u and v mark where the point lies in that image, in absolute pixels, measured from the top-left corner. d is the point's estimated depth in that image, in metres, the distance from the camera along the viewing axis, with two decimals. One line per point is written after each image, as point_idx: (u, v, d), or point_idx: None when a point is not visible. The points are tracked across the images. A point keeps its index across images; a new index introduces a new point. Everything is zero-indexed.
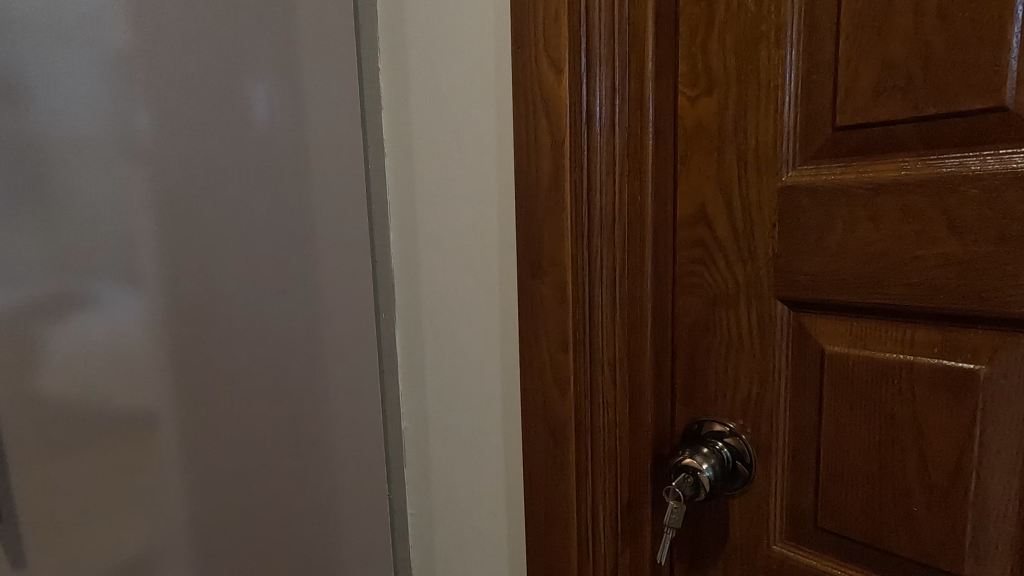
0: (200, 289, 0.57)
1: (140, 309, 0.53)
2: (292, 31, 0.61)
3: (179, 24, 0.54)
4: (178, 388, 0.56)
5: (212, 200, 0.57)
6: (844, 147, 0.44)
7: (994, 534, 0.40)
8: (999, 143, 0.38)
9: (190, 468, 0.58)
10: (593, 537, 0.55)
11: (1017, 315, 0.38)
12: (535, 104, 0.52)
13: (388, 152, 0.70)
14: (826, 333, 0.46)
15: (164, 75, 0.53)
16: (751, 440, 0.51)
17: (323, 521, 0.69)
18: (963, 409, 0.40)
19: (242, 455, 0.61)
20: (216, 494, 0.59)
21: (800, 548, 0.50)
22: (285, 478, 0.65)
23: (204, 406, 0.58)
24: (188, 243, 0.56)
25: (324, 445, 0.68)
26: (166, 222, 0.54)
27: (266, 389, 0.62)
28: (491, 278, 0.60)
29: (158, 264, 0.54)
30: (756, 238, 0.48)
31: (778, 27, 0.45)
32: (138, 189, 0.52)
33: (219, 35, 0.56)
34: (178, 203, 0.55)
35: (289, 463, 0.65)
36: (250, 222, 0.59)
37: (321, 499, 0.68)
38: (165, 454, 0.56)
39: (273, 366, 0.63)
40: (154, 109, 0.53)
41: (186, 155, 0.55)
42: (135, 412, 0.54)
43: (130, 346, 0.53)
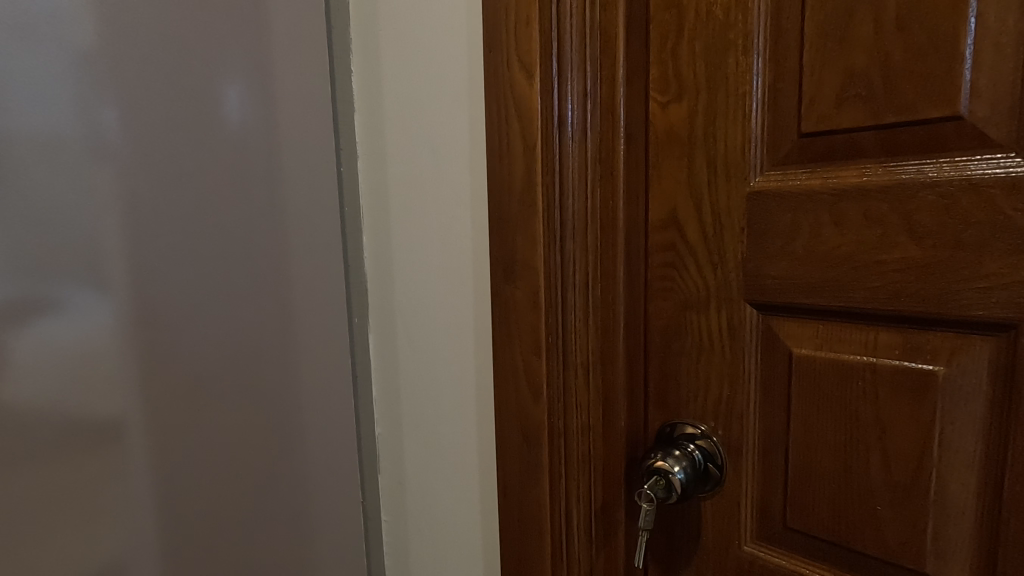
0: (168, 295, 0.55)
1: (103, 316, 0.52)
2: (263, 32, 0.60)
3: (145, 23, 0.52)
4: (146, 396, 0.54)
5: (180, 203, 0.55)
6: (809, 153, 0.45)
7: (954, 532, 0.41)
8: (955, 150, 0.39)
9: (158, 479, 0.56)
10: (567, 541, 0.55)
11: (973, 318, 0.39)
12: (507, 108, 0.52)
13: (361, 155, 0.69)
14: (794, 336, 0.47)
15: (129, 74, 0.52)
16: (722, 442, 0.52)
17: (296, 530, 0.67)
18: (923, 409, 0.41)
19: (211, 465, 0.59)
20: (186, 505, 0.58)
21: (770, 548, 0.51)
22: (256, 487, 0.63)
23: (171, 415, 0.56)
24: (155, 247, 0.54)
25: (296, 453, 0.67)
26: (133, 226, 0.53)
27: (237, 396, 0.61)
28: (464, 281, 0.59)
29: (125, 269, 0.52)
30: (726, 243, 0.49)
31: (746, 35, 0.46)
32: (101, 192, 0.51)
33: (187, 34, 0.55)
34: (143, 206, 0.53)
35: (261, 471, 0.64)
36: (219, 225, 0.58)
37: (293, 509, 0.67)
38: (130, 466, 0.54)
39: (243, 373, 0.61)
40: (120, 110, 0.51)
41: (151, 157, 0.53)
42: (98, 423, 0.52)
43: (96, 353, 0.51)
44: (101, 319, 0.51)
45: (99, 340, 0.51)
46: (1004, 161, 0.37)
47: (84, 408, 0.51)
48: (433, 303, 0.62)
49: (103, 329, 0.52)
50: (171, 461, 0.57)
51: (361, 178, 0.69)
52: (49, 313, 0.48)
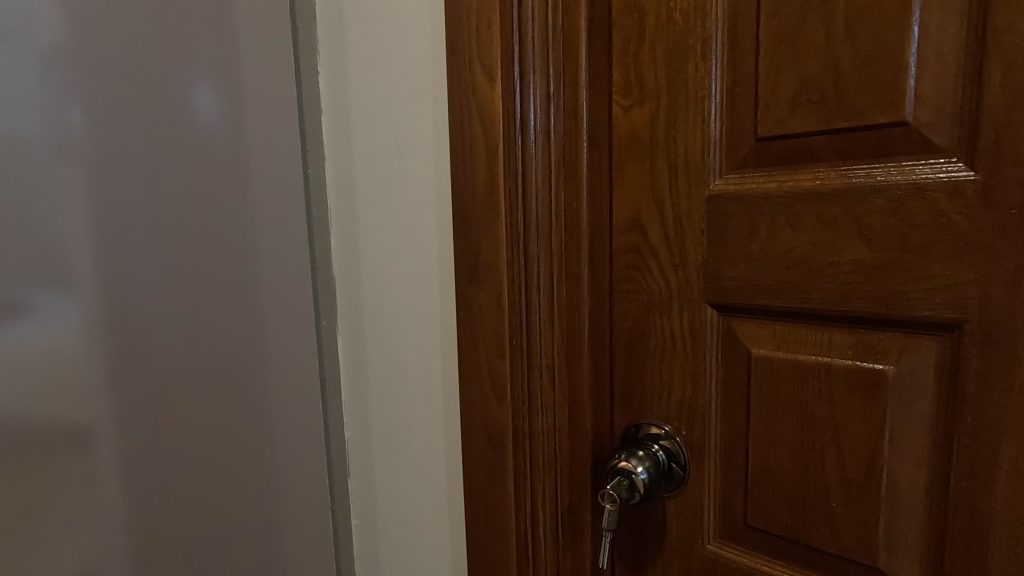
0: (137, 297, 0.54)
1: (70, 321, 0.51)
2: (229, 31, 0.59)
3: (106, 21, 0.51)
4: (115, 400, 0.54)
5: (149, 204, 0.55)
6: (765, 157, 0.45)
7: (904, 527, 0.42)
8: (901, 155, 0.40)
9: (128, 485, 0.55)
10: (533, 543, 0.55)
11: (920, 318, 0.40)
12: (471, 110, 0.52)
13: (329, 157, 0.68)
14: (753, 336, 0.48)
15: (96, 73, 0.51)
16: (685, 442, 0.52)
17: (265, 536, 0.66)
18: (875, 408, 0.42)
19: (177, 471, 0.58)
20: (157, 511, 0.57)
21: (732, 546, 0.52)
22: (224, 492, 0.62)
23: (135, 421, 0.55)
24: (123, 248, 0.53)
25: (264, 458, 0.66)
26: (101, 228, 0.52)
27: (204, 400, 0.60)
28: (431, 283, 0.59)
29: (92, 271, 0.52)
30: (687, 245, 0.50)
31: (704, 39, 0.47)
32: (64, 194, 0.50)
33: (153, 33, 0.54)
34: (106, 207, 0.52)
35: (229, 476, 0.63)
36: (184, 227, 0.57)
37: (261, 515, 0.66)
38: (95, 473, 0.53)
39: (209, 378, 0.60)
40: (86, 109, 0.50)
41: (113, 157, 0.52)
42: (62, 430, 0.50)
43: (63, 357, 0.50)
44: (66, 323, 0.50)
45: (63, 345, 0.50)
46: (947, 165, 0.38)
47: (47, 415, 0.49)
48: (401, 305, 0.62)
49: (68, 333, 0.51)
50: (136, 468, 0.55)
51: (328, 179, 0.69)
52: (12, 317, 0.47)
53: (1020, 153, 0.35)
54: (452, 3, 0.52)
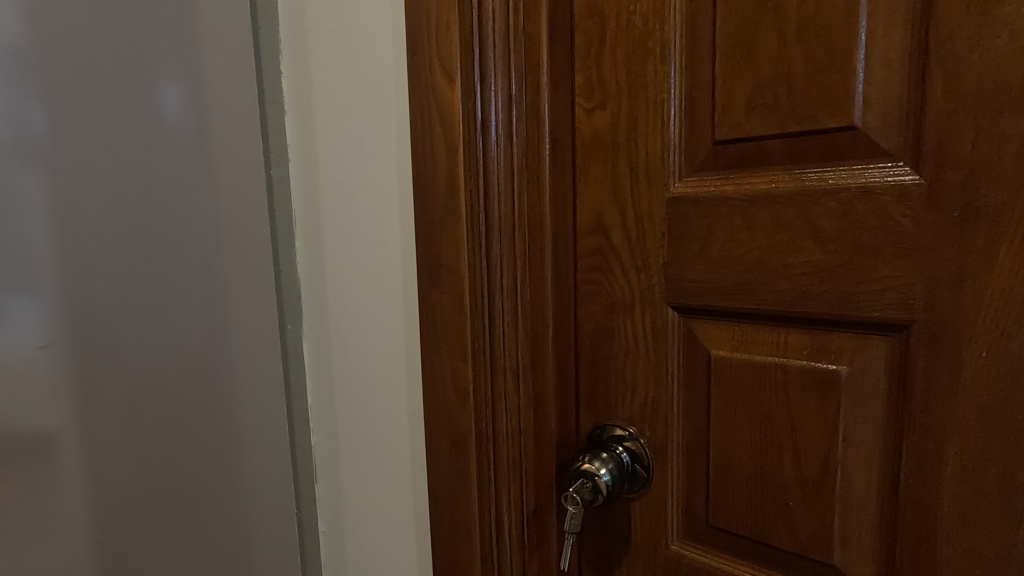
0: (101, 298, 0.54)
1: (31, 326, 0.50)
2: (191, 29, 0.58)
3: (66, 21, 0.50)
4: (78, 402, 0.53)
5: (113, 204, 0.54)
6: (722, 160, 0.46)
7: (857, 524, 0.43)
8: (851, 159, 0.40)
9: (90, 488, 0.54)
10: (499, 545, 0.55)
11: (871, 319, 0.40)
12: (431, 112, 0.51)
13: (293, 158, 0.67)
14: (712, 337, 0.48)
15: (58, 71, 0.50)
16: (648, 443, 0.53)
17: (231, 543, 0.65)
18: (829, 407, 0.43)
19: (140, 476, 0.57)
20: (121, 514, 0.56)
21: (694, 546, 0.52)
22: (189, 497, 0.61)
23: (96, 426, 0.54)
24: (86, 248, 0.52)
25: (231, 464, 0.64)
26: (63, 227, 0.51)
27: (168, 403, 0.59)
28: (395, 286, 0.59)
29: (53, 272, 0.51)
30: (648, 247, 0.50)
31: (663, 43, 0.47)
32: (25, 198, 0.49)
33: (117, 31, 0.53)
34: (63, 209, 0.51)
35: (195, 481, 0.61)
36: (143, 228, 0.56)
37: (228, 521, 0.65)
38: (58, 476, 0.52)
39: (172, 382, 0.59)
40: (48, 108, 0.50)
41: (71, 159, 0.51)
42: (24, 438, 0.50)
43: (24, 358, 0.50)
44: (29, 329, 0.50)
45: (25, 351, 0.50)
46: (894, 169, 0.39)
47: (8, 422, 0.49)
48: (366, 307, 0.61)
49: (30, 340, 0.50)
50: (97, 473, 0.54)
51: (293, 181, 0.67)
52: None
53: (962, 157, 0.36)
54: (412, 4, 0.51)
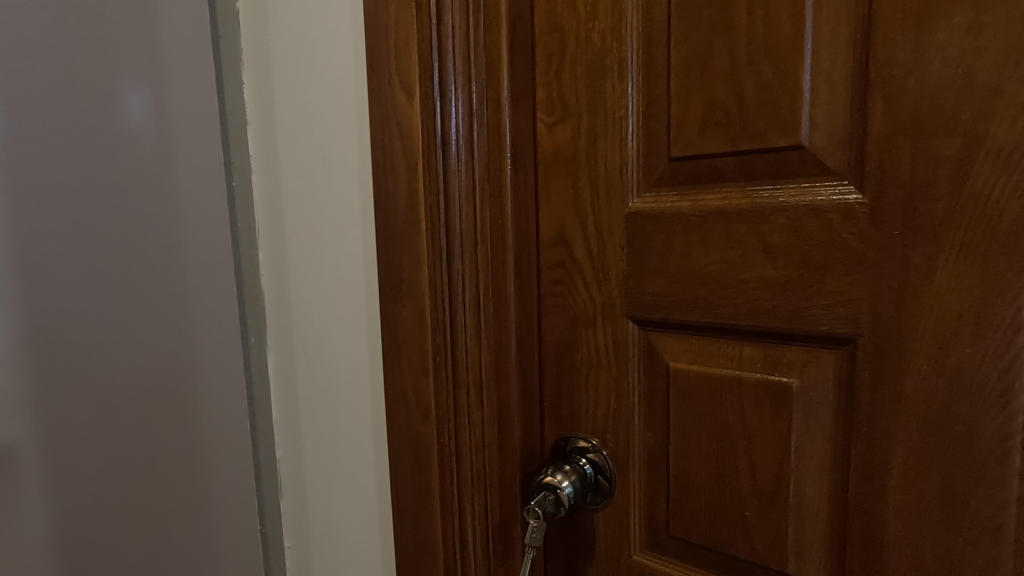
0: (62, 308, 0.54)
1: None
2: (153, 43, 0.58)
3: (26, 37, 0.50)
4: (37, 411, 0.53)
5: (74, 214, 0.54)
6: (678, 176, 0.47)
7: (810, 534, 0.44)
8: (799, 177, 0.41)
9: (49, 499, 0.54)
10: (463, 559, 0.55)
11: (821, 332, 0.41)
12: (391, 126, 0.51)
13: (256, 170, 0.66)
14: (670, 350, 0.49)
15: (22, 81, 0.50)
16: (611, 454, 0.53)
17: (196, 557, 0.64)
18: (782, 418, 0.44)
19: (101, 488, 0.57)
20: (80, 525, 0.56)
21: (656, 556, 0.52)
22: (153, 510, 0.60)
23: (55, 440, 0.54)
24: (46, 258, 0.52)
25: (196, 479, 0.64)
26: (22, 237, 0.51)
27: (131, 414, 0.58)
28: (358, 299, 0.58)
29: (12, 282, 0.51)
30: (609, 261, 0.50)
31: (620, 60, 0.48)
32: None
33: (81, 44, 0.53)
34: (22, 222, 0.51)
35: (159, 493, 0.61)
36: (104, 241, 0.56)
37: (192, 535, 0.64)
38: (16, 484, 0.52)
39: (134, 393, 0.59)
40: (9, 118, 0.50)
41: (30, 173, 0.51)
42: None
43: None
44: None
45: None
46: (839, 188, 0.40)
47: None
48: (330, 320, 0.61)
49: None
50: (57, 484, 0.54)
51: (256, 193, 0.66)
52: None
53: (902, 178, 0.37)
54: (373, 18, 0.51)
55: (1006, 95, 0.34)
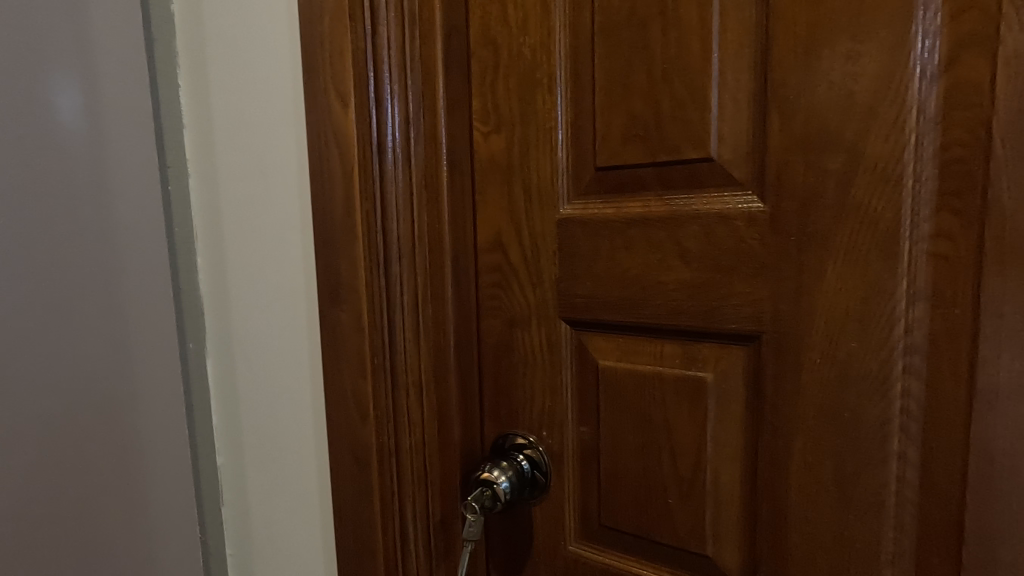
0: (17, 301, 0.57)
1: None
2: (89, 49, 0.59)
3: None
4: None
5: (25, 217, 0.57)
6: (604, 185, 0.50)
7: (725, 518, 0.47)
8: (710, 187, 0.45)
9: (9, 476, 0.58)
10: (404, 556, 0.56)
11: (731, 330, 0.45)
12: (327, 134, 0.52)
13: (193, 173, 0.64)
14: (600, 349, 0.52)
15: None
16: (547, 450, 0.55)
17: (139, 550, 0.66)
18: (698, 410, 0.47)
19: (48, 474, 0.60)
20: (35, 505, 0.60)
21: (590, 546, 0.55)
22: (99, 501, 0.63)
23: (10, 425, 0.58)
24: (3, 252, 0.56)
25: (131, 483, 0.65)
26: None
27: (79, 406, 0.61)
28: (298, 302, 0.58)
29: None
30: (542, 264, 0.53)
31: (549, 74, 0.50)
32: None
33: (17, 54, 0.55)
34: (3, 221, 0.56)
35: (104, 485, 0.63)
36: (54, 243, 0.59)
37: (136, 528, 0.66)
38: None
39: (82, 389, 0.61)
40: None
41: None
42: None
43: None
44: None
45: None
46: (744, 198, 0.43)
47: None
48: (270, 324, 0.61)
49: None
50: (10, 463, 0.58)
51: (193, 198, 0.65)
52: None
53: (796, 188, 0.41)
54: (309, 28, 0.52)
55: (879, 116, 0.38)
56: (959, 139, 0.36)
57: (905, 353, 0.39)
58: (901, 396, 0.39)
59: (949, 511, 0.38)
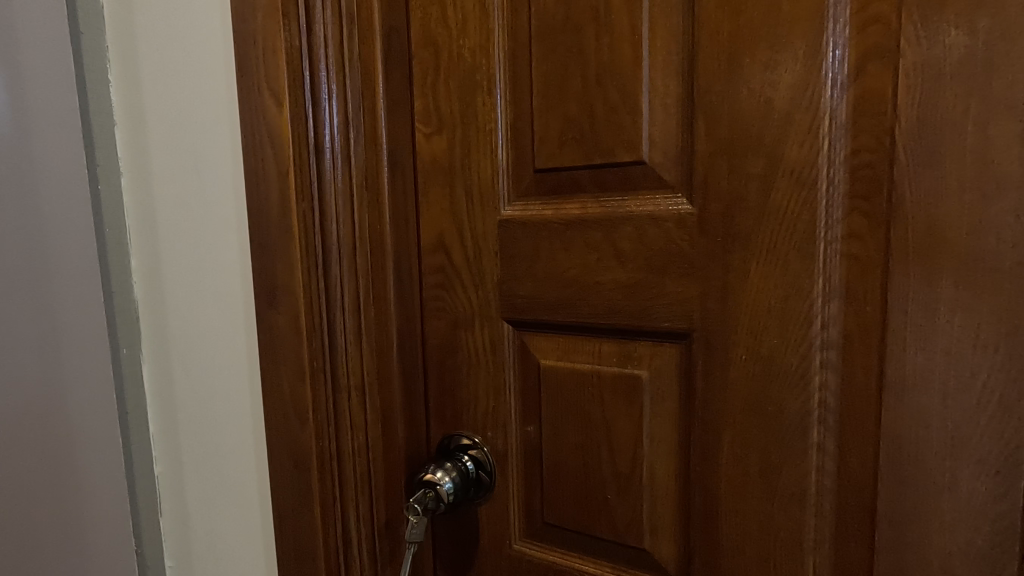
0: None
1: None
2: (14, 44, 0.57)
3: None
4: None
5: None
6: (543, 187, 0.50)
7: (661, 511, 0.48)
8: (643, 189, 0.46)
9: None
10: (348, 561, 0.56)
11: (664, 328, 0.46)
12: (262, 133, 0.51)
13: (126, 173, 0.62)
14: (541, 348, 0.52)
15: None
16: (491, 451, 0.56)
17: (73, 551, 0.64)
18: (635, 406, 0.48)
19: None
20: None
21: (534, 544, 0.56)
22: (35, 492, 0.62)
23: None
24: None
25: (66, 481, 0.63)
26: None
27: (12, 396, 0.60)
28: (235, 305, 0.57)
29: None
30: (484, 265, 0.53)
31: (489, 76, 0.50)
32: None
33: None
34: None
35: (41, 478, 0.62)
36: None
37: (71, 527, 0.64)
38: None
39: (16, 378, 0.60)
40: None
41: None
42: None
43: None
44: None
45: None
46: (674, 200, 0.45)
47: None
48: (206, 328, 0.59)
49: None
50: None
51: (127, 198, 0.62)
52: None
53: (722, 191, 0.43)
54: (242, 25, 0.51)
55: (796, 122, 0.40)
56: (867, 145, 0.38)
57: (822, 349, 0.41)
58: (819, 389, 0.41)
59: (863, 498, 0.40)
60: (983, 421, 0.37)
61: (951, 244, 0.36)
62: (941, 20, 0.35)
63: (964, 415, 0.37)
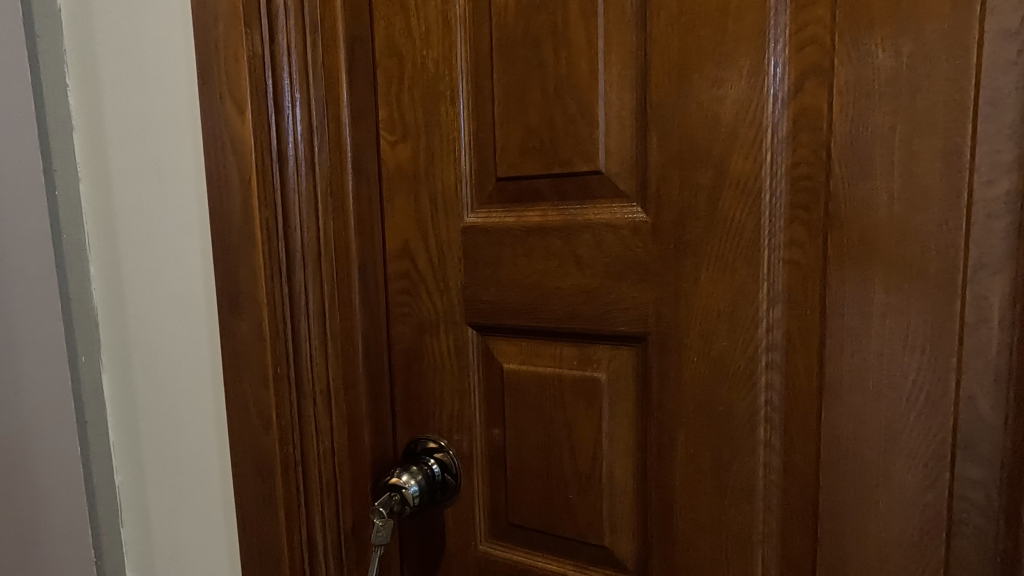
0: None
1: None
2: None
3: None
4: None
5: None
6: (505, 195, 0.52)
7: (620, 508, 0.50)
8: (600, 198, 0.48)
9: None
10: (313, 566, 0.56)
11: (621, 331, 0.48)
12: (224, 140, 0.52)
13: (85, 179, 0.62)
14: (505, 352, 0.53)
15: None
16: (457, 454, 0.57)
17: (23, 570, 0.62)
18: (594, 407, 0.50)
19: None
20: None
21: (499, 544, 0.57)
22: None
23: None
24: None
25: (19, 499, 0.61)
26: None
27: None
28: (198, 311, 0.57)
29: None
30: (448, 271, 0.54)
31: (451, 86, 0.52)
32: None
33: None
34: None
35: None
36: None
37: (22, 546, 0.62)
38: None
39: None
40: None
41: None
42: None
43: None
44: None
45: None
46: (629, 209, 0.47)
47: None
48: (168, 335, 0.59)
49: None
50: None
51: (86, 204, 0.62)
52: None
53: (674, 200, 0.44)
54: (203, 33, 0.51)
55: (740, 135, 0.42)
56: (806, 158, 0.40)
57: (767, 351, 0.43)
58: (765, 389, 0.43)
59: (806, 491, 0.43)
60: (912, 416, 0.39)
61: (882, 251, 0.39)
62: (869, 43, 0.37)
63: (896, 411, 0.40)
